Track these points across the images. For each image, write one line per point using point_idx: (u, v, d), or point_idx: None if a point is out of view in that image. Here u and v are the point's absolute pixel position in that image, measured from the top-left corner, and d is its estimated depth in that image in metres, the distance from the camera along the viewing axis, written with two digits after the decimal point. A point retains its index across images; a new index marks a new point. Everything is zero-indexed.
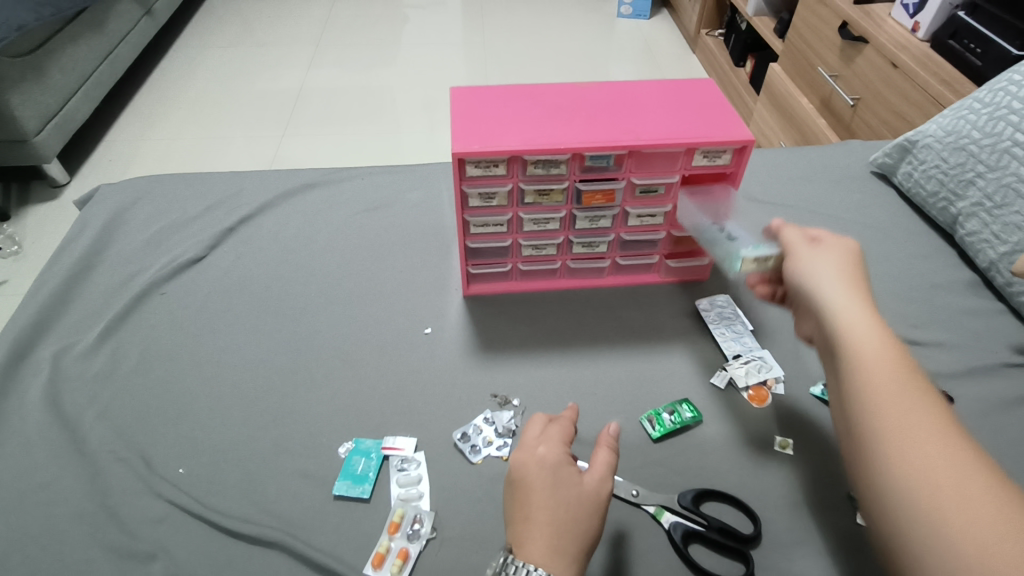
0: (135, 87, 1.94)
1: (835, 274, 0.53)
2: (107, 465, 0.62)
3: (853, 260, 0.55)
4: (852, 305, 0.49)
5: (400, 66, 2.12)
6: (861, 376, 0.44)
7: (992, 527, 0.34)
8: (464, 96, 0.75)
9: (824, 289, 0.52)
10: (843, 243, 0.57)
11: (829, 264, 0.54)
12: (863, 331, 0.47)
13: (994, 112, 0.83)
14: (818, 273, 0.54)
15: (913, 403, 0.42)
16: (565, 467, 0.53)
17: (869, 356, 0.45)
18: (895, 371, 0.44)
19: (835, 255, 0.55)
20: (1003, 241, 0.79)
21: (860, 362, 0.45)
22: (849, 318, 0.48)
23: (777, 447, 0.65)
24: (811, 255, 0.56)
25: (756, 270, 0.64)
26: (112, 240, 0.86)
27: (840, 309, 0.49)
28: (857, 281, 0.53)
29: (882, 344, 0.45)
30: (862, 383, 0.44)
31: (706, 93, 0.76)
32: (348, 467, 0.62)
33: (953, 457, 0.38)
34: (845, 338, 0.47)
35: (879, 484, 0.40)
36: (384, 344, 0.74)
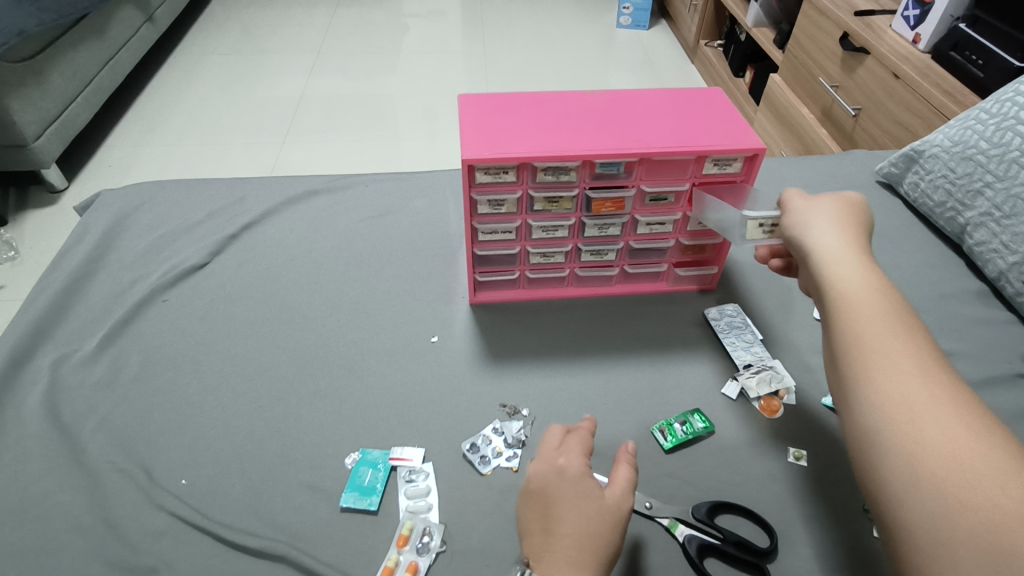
0: (135, 94, 1.93)
1: (834, 232, 0.54)
2: (107, 476, 0.60)
3: (852, 217, 0.56)
4: (848, 265, 0.50)
5: (401, 74, 2.12)
6: (854, 329, 0.46)
7: (975, 476, 0.36)
8: (473, 102, 0.74)
9: (822, 246, 0.53)
10: (845, 201, 0.58)
11: (829, 220, 0.55)
12: (859, 292, 0.48)
13: (1000, 123, 0.83)
14: (817, 228, 0.55)
15: (905, 355, 0.43)
16: (586, 480, 0.52)
17: (862, 311, 0.47)
18: (887, 325, 0.45)
19: (835, 214, 0.56)
20: (1013, 251, 0.79)
21: (852, 316, 0.47)
22: (845, 275, 0.50)
23: (791, 458, 0.64)
24: (810, 211, 0.57)
25: (767, 236, 0.64)
26: (113, 246, 0.84)
27: (836, 265, 0.51)
28: (855, 237, 0.54)
29: (877, 307, 0.46)
30: (856, 336, 0.45)
31: (715, 101, 0.76)
32: (355, 479, 0.60)
33: (941, 409, 0.40)
34: (840, 294, 0.49)
35: (866, 431, 0.42)
36: (390, 353, 0.73)
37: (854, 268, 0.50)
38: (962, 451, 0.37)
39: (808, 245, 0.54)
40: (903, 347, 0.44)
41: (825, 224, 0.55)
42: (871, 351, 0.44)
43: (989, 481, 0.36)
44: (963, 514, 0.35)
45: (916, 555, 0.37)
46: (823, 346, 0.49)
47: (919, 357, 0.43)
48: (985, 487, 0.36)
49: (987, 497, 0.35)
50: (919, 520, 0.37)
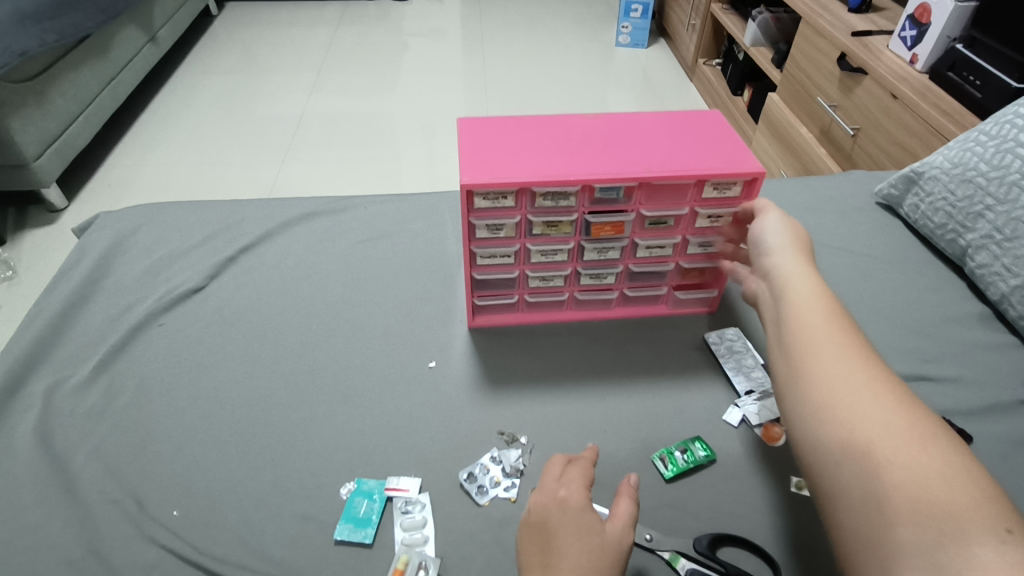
0: (137, 113, 1.94)
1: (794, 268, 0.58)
2: (98, 507, 0.59)
3: (807, 253, 0.61)
4: (808, 300, 0.54)
5: (401, 93, 2.13)
6: (802, 327, 0.51)
7: (903, 444, 0.41)
8: (473, 126, 0.74)
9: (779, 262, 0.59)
10: (799, 232, 0.63)
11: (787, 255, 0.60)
12: (818, 324, 0.51)
13: (1000, 145, 0.83)
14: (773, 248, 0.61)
15: (848, 354, 0.48)
16: (588, 513, 0.51)
17: (811, 314, 0.52)
18: (833, 326, 0.51)
19: (793, 251, 0.60)
20: (1014, 274, 0.78)
21: (804, 319, 0.52)
22: (798, 287, 0.55)
23: (793, 487, 0.63)
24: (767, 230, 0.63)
25: (712, 224, 0.73)
26: (110, 269, 0.84)
27: (790, 278, 0.57)
28: (807, 258, 0.60)
29: (831, 337, 0.50)
30: (804, 334, 0.51)
31: (713, 125, 0.76)
32: (349, 510, 0.59)
33: (875, 393, 0.45)
34: (792, 301, 0.54)
35: (810, 411, 0.46)
36: (386, 379, 0.72)
37: (804, 280, 0.56)
38: (909, 451, 0.41)
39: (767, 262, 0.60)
40: (855, 372, 0.47)
41: (781, 244, 0.61)
42: (816, 346, 0.50)
43: (916, 450, 0.41)
44: (894, 475, 0.40)
45: (852, 512, 0.41)
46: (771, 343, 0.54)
47: (859, 352, 0.49)
48: (913, 455, 0.40)
49: (915, 462, 0.40)
50: (856, 482, 0.41)
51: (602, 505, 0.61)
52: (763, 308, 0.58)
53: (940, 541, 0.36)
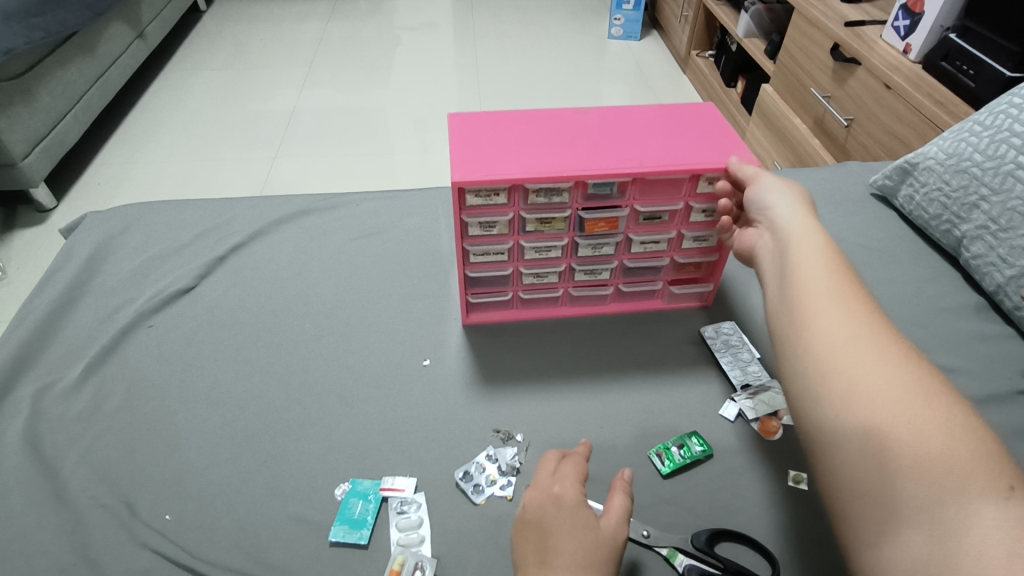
0: (125, 111, 1.92)
1: (800, 232, 0.57)
2: (89, 512, 0.59)
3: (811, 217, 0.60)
4: (812, 262, 0.53)
5: (393, 87, 2.12)
6: (809, 285, 0.51)
7: (905, 396, 0.41)
8: (464, 122, 0.73)
9: (786, 224, 0.59)
10: (799, 195, 0.63)
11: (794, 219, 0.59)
12: (822, 285, 0.51)
13: (995, 135, 0.82)
14: (781, 210, 0.60)
15: (852, 312, 0.48)
16: (582, 509, 0.51)
17: (819, 272, 0.52)
18: (839, 285, 0.50)
19: (799, 216, 0.60)
20: (1010, 264, 0.78)
21: (810, 280, 0.52)
22: (803, 249, 0.55)
23: (790, 481, 0.63)
24: (774, 195, 0.63)
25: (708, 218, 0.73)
26: (98, 270, 0.83)
27: (796, 241, 0.56)
28: (815, 219, 0.59)
29: (835, 297, 0.49)
30: (813, 290, 0.50)
31: (706, 117, 0.75)
32: (345, 511, 0.59)
33: (881, 347, 0.45)
34: (802, 260, 0.54)
35: (812, 365, 0.46)
36: (380, 377, 0.71)
37: (811, 241, 0.56)
38: (910, 404, 0.40)
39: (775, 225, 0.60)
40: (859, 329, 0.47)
41: (787, 207, 0.61)
42: (823, 301, 0.49)
43: (920, 404, 0.40)
44: (894, 427, 0.40)
45: (854, 468, 0.41)
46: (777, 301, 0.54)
47: (865, 309, 0.49)
48: (918, 409, 0.40)
49: (919, 416, 0.40)
50: (856, 433, 0.41)
51: (597, 502, 0.61)
52: (768, 269, 0.58)
53: (939, 498, 0.36)
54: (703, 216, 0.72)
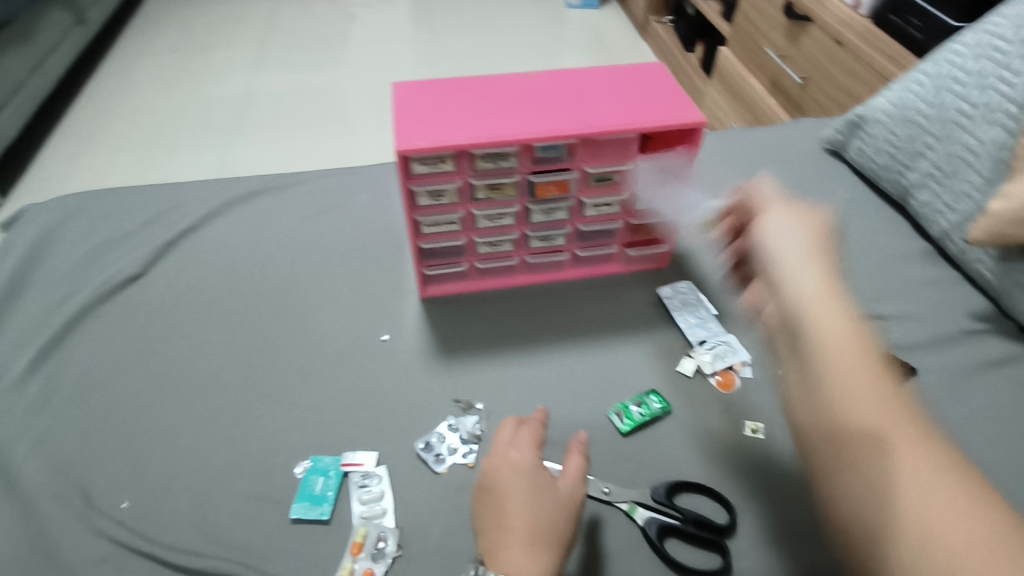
0: (69, 101, 1.84)
1: (803, 269, 0.45)
2: (41, 503, 0.57)
3: (818, 245, 0.47)
4: (825, 317, 0.42)
5: (350, 65, 2.07)
6: (816, 356, 0.41)
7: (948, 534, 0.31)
8: (410, 90, 0.72)
9: (782, 256, 0.47)
10: (809, 220, 0.50)
11: (793, 249, 0.47)
12: (833, 357, 0.40)
13: (939, 83, 0.83)
14: (779, 241, 0.48)
15: (873, 396, 0.38)
16: (539, 471, 0.52)
17: (824, 325, 0.41)
18: (855, 355, 0.40)
19: (800, 244, 0.48)
20: (954, 211, 0.79)
21: (822, 348, 0.41)
22: (808, 299, 0.43)
23: (747, 432, 0.64)
24: (766, 222, 0.51)
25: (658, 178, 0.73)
26: (40, 262, 0.80)
27: (798, 284, 0.45)
28: (820, 252, 0.47)
29: (851, 375, 0.39)
30: (832, 351, 0.40)
31: (655, 77, 0.75)
32: (305, 488, 0.59)
33: (922, 451, 0.35)
34: (813, 307, 0.43)
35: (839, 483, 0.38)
36: (339, 354, 0.71)
37: (815, 281, 0.44)
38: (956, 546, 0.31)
39: (770, 258, 0.48)
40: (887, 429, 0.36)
41: (791, 247, 0.48)
42: (848, 372, 0.39)
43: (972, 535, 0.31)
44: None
45: None
46: (796, 372, 0.43)
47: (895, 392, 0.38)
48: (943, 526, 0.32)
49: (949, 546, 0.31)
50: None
51: (554, 462, 0.61)
52: (771, 322, 0.47)
53: None
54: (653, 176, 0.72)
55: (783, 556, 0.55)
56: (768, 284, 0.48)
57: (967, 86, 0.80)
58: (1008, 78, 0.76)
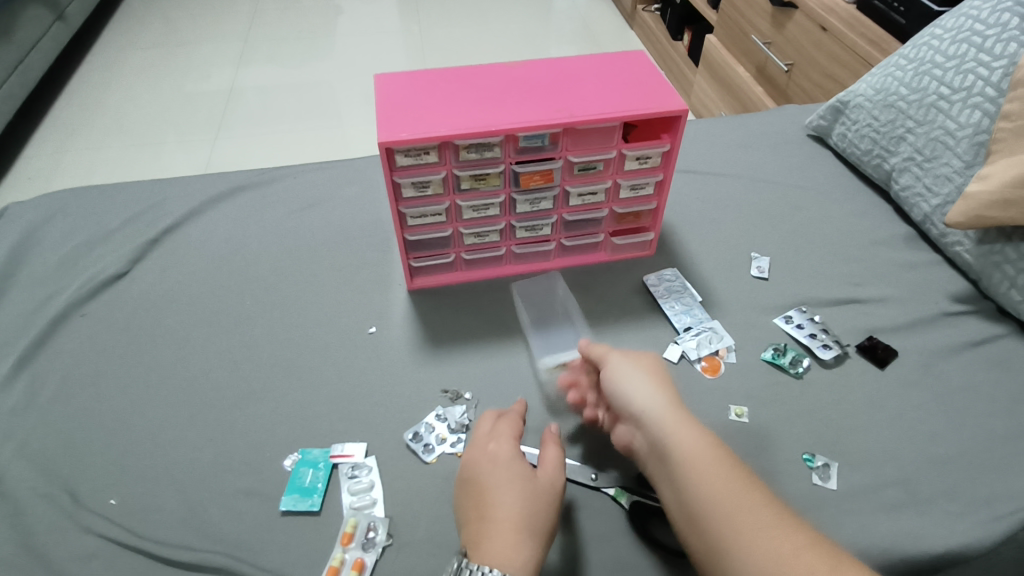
0: (51, 98, 1.82)
1: (665, 413, 0.52)
2: (30, 502, 0.58)
3: (658, 373, 0.57)
4: (705, 469, 0.48)
5: (336, 59, 2.05)
6: (722, 522, 0.45)
7: None
8: (393, 81, 0.72)
9: (641, 401, 0.54)
10: (644, 357, 0.59)
11: (649, 389, 0.55)
12: (730, 519, 0.45)
13: (919, 68, 0.84)
14: (636, 391, 0.55)
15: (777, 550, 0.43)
16: (518, 462, 0.53)
17: (698, 465, 0.48)
18: (737, 502, 0.46)
19: (650, 382, 0.55)
20: (935, 194, 0.80)
21: (707, 493, 0.47)
22: (675, 439, 0.50)
23: (732, 416, 0.64)
24: (621, 383, 0.56)
25: (642, 166, 0.73)
26: (23, 261, 0.79)
27: (666, 424, 0.52)
28: (665, 387, 0.55)
29: (758, 539, 0.43)
30: (721, 530, 0.45)
31: (637, 65, 0.75)
32: (295, 480, 0.59)
33: (759, 511, 0.45)
34: (683, 462, 0.49)
35: None
36: (326, 348, 0.71)
37: (666, 412, 0.52)
38: None
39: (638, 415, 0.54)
40: None
41: (636, 381, 0.56)
42: (734, 527, 0.45)
43: None
44: None
45: None
46: (678, 515, 0.48)
47: (739, 472, 0.48)
48: None
49: None
50: None
51: (531, 446, 0.62)
52: (660, 478, 0.51)
53: None
54: (636, 164, 0.73)
55: None
56: (642, 431, 0.53)
57: (946, 70, 0.80)
58: (986, 62, 0.77)
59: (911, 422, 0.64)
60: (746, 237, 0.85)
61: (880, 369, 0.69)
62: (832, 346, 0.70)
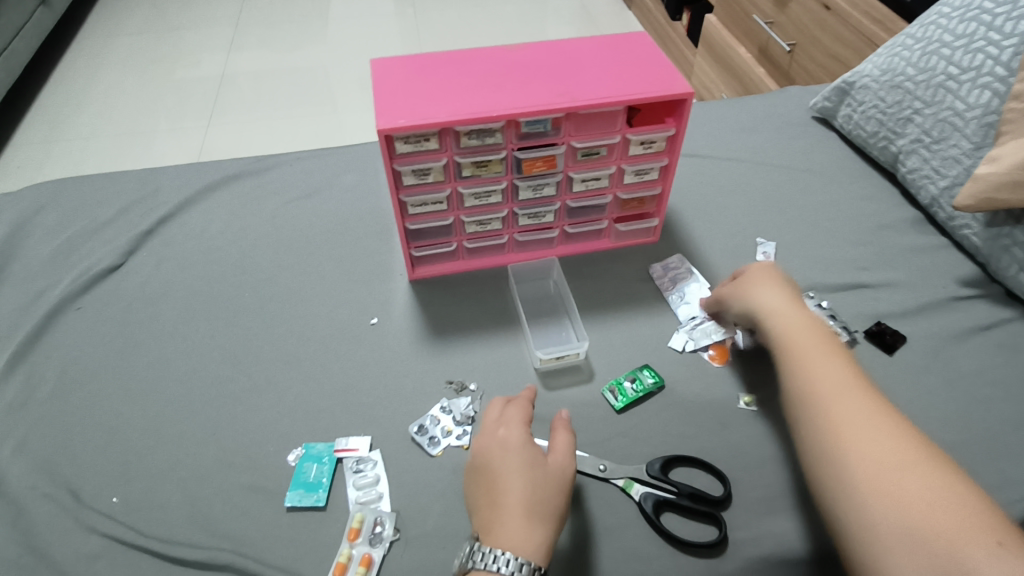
0: (38, 86, 1.79)
1: (772, 287, 0.61)
2: (30, 502, 0.57)
3: (786, 281, 0.63)
4: (791, 318, 0.57)
5: (330, 42, 2.01)
6: (808, 364, 0.53)
7: (890, 451, 0.45)
8: (390, 66, 0.70)
9: (756, 283, 0.62)
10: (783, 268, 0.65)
11: (768, 280, 0.62)
12: (808, 353, 0.54)
13: (926, 47, 0.82)
14: (752, 275, 0.64)
15: (836, 368, 0.52)
16: (529, 448, 0.52)
17: (796, 324, 0.56)
18: (823, 349, 0.54)
19: (776, 278, 0.62)
20: (943, 175, 0.79)
21: (804, 346, 0.54)
22: (781, 308, 0.58)
23: (741, 404, 0.64)
24: (758, 293, 0.61)
25: (647, 151, 0.72)
26: (15, 255, 0.78)
27: (774, 300, 0.60)
28: (790, 286, 0.62)
29: (824, 366, 0.52)
30: (813, 399, 0.50)
31: (641, 47, 0.73)
32: (299, 476, 0.58)
33: (856, 394, 0.49)
34: (793, 352, 0.54)
35: (814, 418, 0.49)
36: (328, 340, 0.70)
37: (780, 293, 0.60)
38: (921, 500, 0.41)
39: (758, 316, 0.60)
40: (850, 392, 0.50)
41: (763, 274, 0.63)
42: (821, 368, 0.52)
43: (921, 476, 0.43)
44: (886, 493, 0.42)
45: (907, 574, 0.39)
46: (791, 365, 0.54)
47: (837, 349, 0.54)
48: (924, 497, 0.41)
49: (921, 505, 0.41)
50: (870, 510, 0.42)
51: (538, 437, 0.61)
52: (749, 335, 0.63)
53: (936, 550, 0.39)
54: (641, 149, 0.71)
55: (778, 527, 0.55)
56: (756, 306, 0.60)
57: (954, 49, 0.79)
58: (996, 40, 0.75)
59: (921, 408, 0.63)
60: (751, 222, 0.84)
61: (889, 355, 0.68)
62: (840, 333, 0.69)
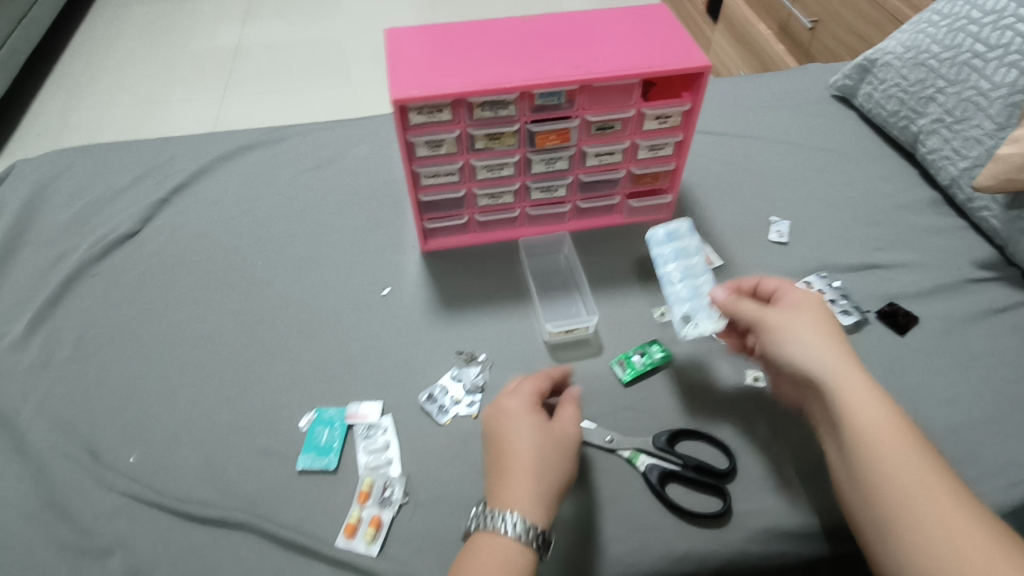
0: (55, 55, 1.79)
1: (801, 330, 0.53)
2: (52, 461, 0.59)
3: (816, 315, 0.54)
4: (830, 372, 0.49)
5: (344, 14, 2.00)
6: (855, 426, 0.46)
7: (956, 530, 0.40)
8: (404, 36, 0.69)
9: (784, 328, 0.53)
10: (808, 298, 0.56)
11: (796, 320, 0.53)
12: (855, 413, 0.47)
13: (953, 24, 0.80)
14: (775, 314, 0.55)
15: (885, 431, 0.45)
16: (534, 415, 0.52)
17: (836, 375, 0.49)
18: (869, 407, 0.47)
19: (802, 316, 0.54)
20: (964, 156, 0.77)
21: (847, 405, 0.47)
22: (816, 360, 0.50)
23: (749, 379, 0.64)
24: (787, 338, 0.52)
25: (662, 125, 0.71)
26: (34, 221, 0.79)
27: (806, 347, 0.51)
28: (819, 321, 0.53)
29: (874, 430, 0.45)
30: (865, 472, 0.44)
31: (660, 20, 0.72)
32: (311, 440, 0.60)
33: (912, 463, 0.43)
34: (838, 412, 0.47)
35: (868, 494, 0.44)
36: (339, 310, 0.70)
37: (810, 337, 0.52)
38: None
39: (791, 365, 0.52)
40: (906, 459, 0.44)
41: (789, 315, 0.54)
42: (869, 434, 0.45)
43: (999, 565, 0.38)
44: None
45: None
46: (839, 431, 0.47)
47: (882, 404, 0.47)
48: None
49: None
50: None
51: None
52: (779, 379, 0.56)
53: None
54: (656, 124, 0.71)
55: (783, 502, 0.56)
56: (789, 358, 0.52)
57: (982, 26, 0.77)
58: None
59: (931, 390, 0.63)
60: (766, 200, 0.83)
61: (901, 335, 0.68)
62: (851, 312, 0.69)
